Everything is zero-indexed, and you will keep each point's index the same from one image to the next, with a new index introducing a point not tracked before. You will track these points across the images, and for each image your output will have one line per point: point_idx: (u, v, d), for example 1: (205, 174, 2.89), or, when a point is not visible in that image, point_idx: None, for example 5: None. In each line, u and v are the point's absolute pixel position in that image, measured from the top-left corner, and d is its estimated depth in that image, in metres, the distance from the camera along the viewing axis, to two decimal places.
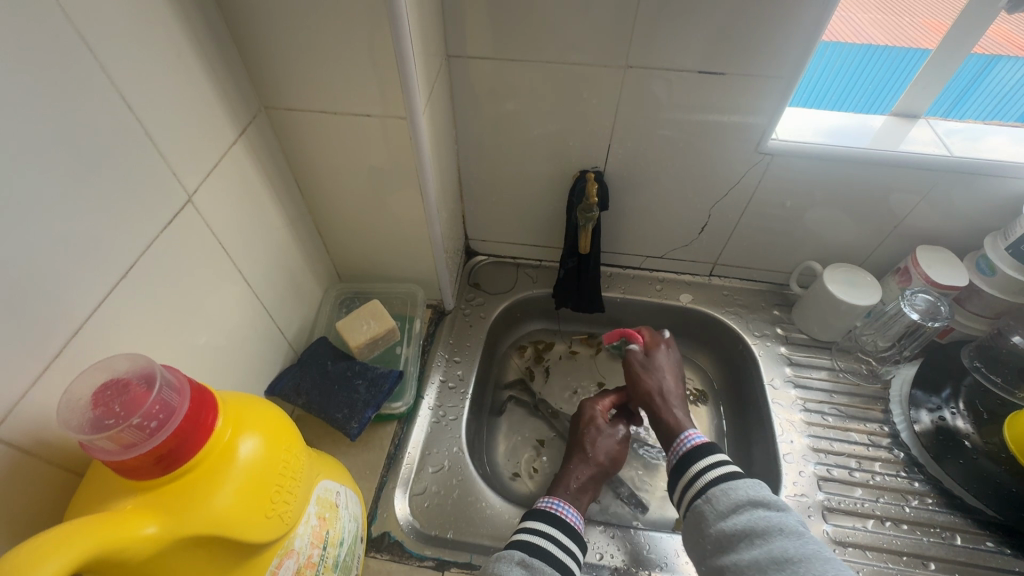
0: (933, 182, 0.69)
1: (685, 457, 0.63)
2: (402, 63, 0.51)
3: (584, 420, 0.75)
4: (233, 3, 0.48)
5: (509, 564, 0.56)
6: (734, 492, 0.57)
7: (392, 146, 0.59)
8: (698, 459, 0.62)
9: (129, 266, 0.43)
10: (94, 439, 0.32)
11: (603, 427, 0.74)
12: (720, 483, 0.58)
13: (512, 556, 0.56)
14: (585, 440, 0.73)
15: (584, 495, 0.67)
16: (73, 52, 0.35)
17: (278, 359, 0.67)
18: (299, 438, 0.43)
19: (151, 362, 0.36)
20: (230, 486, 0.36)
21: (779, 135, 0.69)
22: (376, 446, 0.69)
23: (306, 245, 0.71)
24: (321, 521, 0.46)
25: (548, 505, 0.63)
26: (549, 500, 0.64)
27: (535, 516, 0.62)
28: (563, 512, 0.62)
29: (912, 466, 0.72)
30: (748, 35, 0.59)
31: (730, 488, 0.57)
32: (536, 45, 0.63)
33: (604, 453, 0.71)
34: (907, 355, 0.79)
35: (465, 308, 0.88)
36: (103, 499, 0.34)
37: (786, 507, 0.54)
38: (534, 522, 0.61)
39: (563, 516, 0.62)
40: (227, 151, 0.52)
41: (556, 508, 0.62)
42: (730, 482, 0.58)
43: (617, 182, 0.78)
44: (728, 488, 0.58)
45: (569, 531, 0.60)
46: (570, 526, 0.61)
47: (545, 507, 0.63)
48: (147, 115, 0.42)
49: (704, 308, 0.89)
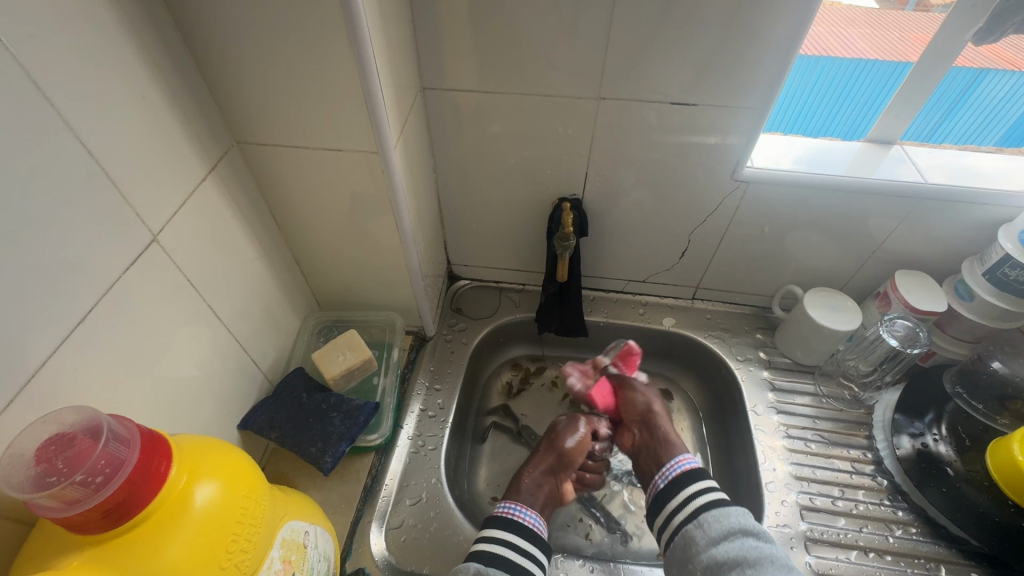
0: (908, 209, 0.69)
1: (679, 479, 0.66)
2: (372, 99, 0.51)
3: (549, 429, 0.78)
4: (203, 44, 0.49)
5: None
6: (727, 518, 0.60)
7: (366, 179, 0.60)
8: (689, 482, 0.65)
9: (88, 310, 0.42)
10: (37, 498, 0.31)
11: (565, 426, 0.77)
12: (711, 509, 0.61)
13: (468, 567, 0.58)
14: (551, 438, 0.76)
15: (540, 492, 0.69)
16: (34, 104, 0.36)
17: (253, 392, 0.66)
18: (261, 484, 0.43)
19: (98, 414, 0.35)
20: (183, 537, 0.35)
21: (754, 163, 0.70)
22: (353, 478, 0.69)
23: (282, 274, 0.71)
24: (287, 564, 0.45)
25: (505, 509, 0.65)
26: (506, 504, 0.66)
27: (495, 523, 0.63)
28: (521, 516, 0.64)
29: (896, 494, 0.71)
30: (714, 67, 0.60)
31: (722, 514, 0.60)
32: (510, 77, 0.64)
33: (569, 445, 0.74)
34: (889, 380, 0.79)
35: (447, 334, 0.87)
36: (49, 557, 0.34)
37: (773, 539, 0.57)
38: (494, 530, 0.63)
39: (520, 518, 0.64)
40: (197, 187, 0.53)
41: (513, 512, 0.65)
42: (721, 509, 0.61)
43: (596, 209, 0.79)
44: (721, 514, 0.60)
45: (527, 534, 0.63)
46: (526, 528, 0.63)
47: (503, 512, 0.65)
48: (110, 158, 0.42)
49: (686, 331, 0.89)
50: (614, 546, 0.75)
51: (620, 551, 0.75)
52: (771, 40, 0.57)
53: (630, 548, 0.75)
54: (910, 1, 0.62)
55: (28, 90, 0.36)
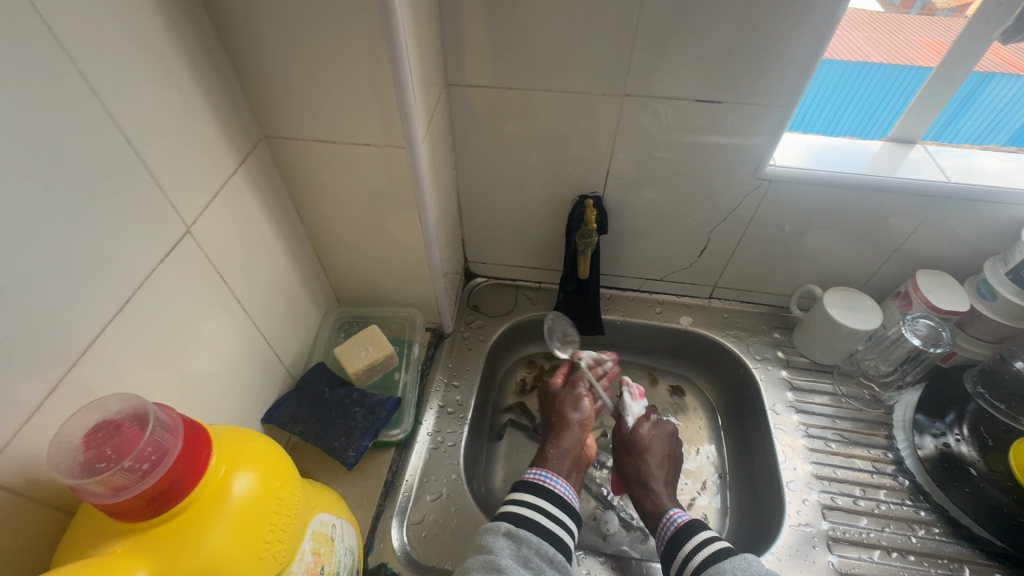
0: (932, 208, 0.69)
1: (674, 540, 0.62)
2: (402, 95, 0.51)
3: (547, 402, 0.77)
4: (235, 39, 0.49)
5: (496, 534, 0.57)
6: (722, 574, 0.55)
7: (392, 175, 0.60)
8: (683, 543, 0.61)
9: (127, 299, 0.42)
10: (85, 484, 0.31)
11: (567, 391, 0.77)
12: (708, 568, 0.57)
13: (499, 527, 0.58)
14: (558, 408, 0.75)
15: (568, 458, 0.69)
16: (78, 95, 0.36)
17: (276, 386, 0.66)
18: (294, 474, 0.43)
19: (144, 402, 0.35)
20: (222, 526, 0.35)
21: (777, 161, 0.70)
22: (373, 473, 0.69)
23: (304, 269, 0.71)
24: (316, 557, 0.45)
25: (536, 476, 0.65)
26: (536, 471, 0.66)
27: (527, 489, 0.63)
28: (551, 483, 0.64)
29: (918, 494, 0.71)
30: (741, 65, 0.60)
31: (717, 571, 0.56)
32: (535, 74, 0.64)
33: (578, 412, 0.74)
34: (910, 380, 0.78)
35: (464, 331, 0.87)
36: (93, 543, 0.34)
37: None
38: (525, 494, 0.62)
39: (551, 486, 0.64)
40: (227, 181, 0.53)
41: (545, 479, 0.64)
42: (717, 564, 0.56)
43: (616, 207, 0.79)
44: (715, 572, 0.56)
45: (558, 502, 0.62)
46: (558, 497, 0.63)
47: (534, 479, 0.64)
48: (148, 151, 0.43)
49: (703, 330, 0.88)
50: (634, 545, 0.75)
51: (640, 549, 0.75)
52: (797, 39, 0.57)
53: (650, 547, 0.75)
54: (915, 6, 0.62)
55: (73, 81, 0.36)
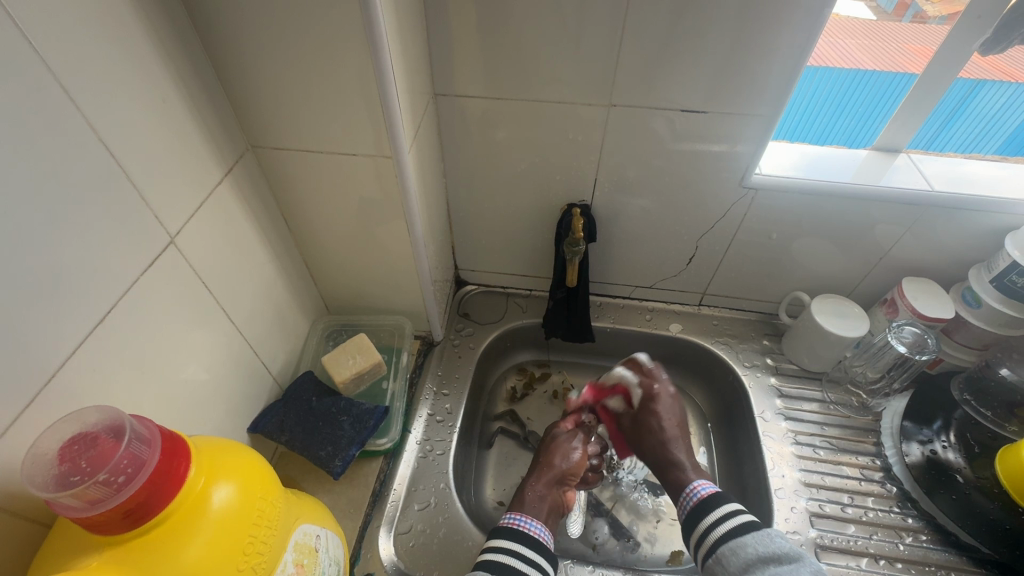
0: (916, 217, 0.69)
1: (696, 511, 0.63)
2: (388, 106, 0.52)
3: (545, 443, 0.77)
4: (222, 50, 0.50)
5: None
6: (745, 549, 0.56)
7: (379, 184, 0.60)
8: (705, 514, 0.61)
9: (108, 311, 0.42)
10: (60, 497, 0.31)
11: (563, 438, 0.76)
12: (730, 539, 0.58)
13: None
14: (547, 454, 0.74)
15: (544, 503, 0.68)
16: (60, 108, 0.37)
17: (263, 396, 0.66)
18: (275, 485, 0.43)
19: (122, 414, 0.35)
20: (201, 539, 0.35)
21: (762, 170, 0.70)
22: (361, 482, 0.69)
23: (293, 278, 0.71)
24: (299, 568, 0.44)
25: (511, 520, 0.64)
26: (511, 516, 0.65)
27: (501, 534, 0.62)
28: (527, 527, 0.63)
29: (906, 501, 0.71)
30: (724, 76, 0.61)
31: (740, 544, 0.56)
32: (522, 84, 0.65)
33: (565, 462, 0.73)
34: (897, 387, 0.79)
35: (454, 339, 0.87)
36: (69, 558, 0.34)
37: (800, 558, 0.53)
38: (499, 541, 0.61)
39: (525, 529, 0.63)
40: (213, 191, 0.53)
41: (520, 523, 0.63)
42: (740, 537, 0.57)
43: (605, 215, 0.79)
44: (739, 545, 0.56)
45: (533, 544, 0.61)
46: (533, 539, 0.62)
47: (509, 523, 0.64)
48: (131, 161, 0.43)
49: (693, 337, 0.89)
50: (624, 553, 0.75)
51: (630, 557, 0.74)
52: (779, 49, 0.57)
53: (640, 555, 0.75)
54: (908, 14, 0.62)
55: (54, 94, 0.36)
